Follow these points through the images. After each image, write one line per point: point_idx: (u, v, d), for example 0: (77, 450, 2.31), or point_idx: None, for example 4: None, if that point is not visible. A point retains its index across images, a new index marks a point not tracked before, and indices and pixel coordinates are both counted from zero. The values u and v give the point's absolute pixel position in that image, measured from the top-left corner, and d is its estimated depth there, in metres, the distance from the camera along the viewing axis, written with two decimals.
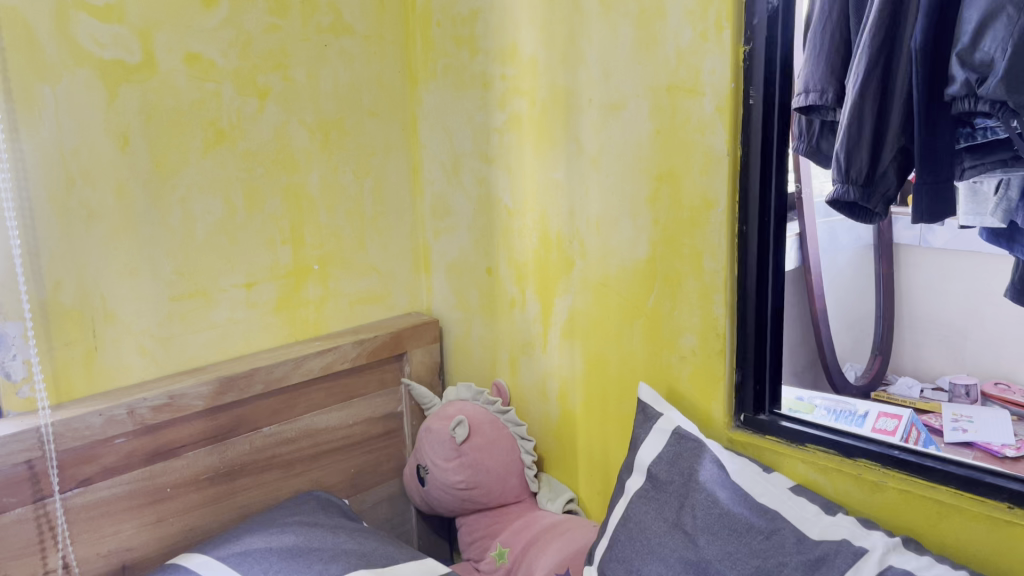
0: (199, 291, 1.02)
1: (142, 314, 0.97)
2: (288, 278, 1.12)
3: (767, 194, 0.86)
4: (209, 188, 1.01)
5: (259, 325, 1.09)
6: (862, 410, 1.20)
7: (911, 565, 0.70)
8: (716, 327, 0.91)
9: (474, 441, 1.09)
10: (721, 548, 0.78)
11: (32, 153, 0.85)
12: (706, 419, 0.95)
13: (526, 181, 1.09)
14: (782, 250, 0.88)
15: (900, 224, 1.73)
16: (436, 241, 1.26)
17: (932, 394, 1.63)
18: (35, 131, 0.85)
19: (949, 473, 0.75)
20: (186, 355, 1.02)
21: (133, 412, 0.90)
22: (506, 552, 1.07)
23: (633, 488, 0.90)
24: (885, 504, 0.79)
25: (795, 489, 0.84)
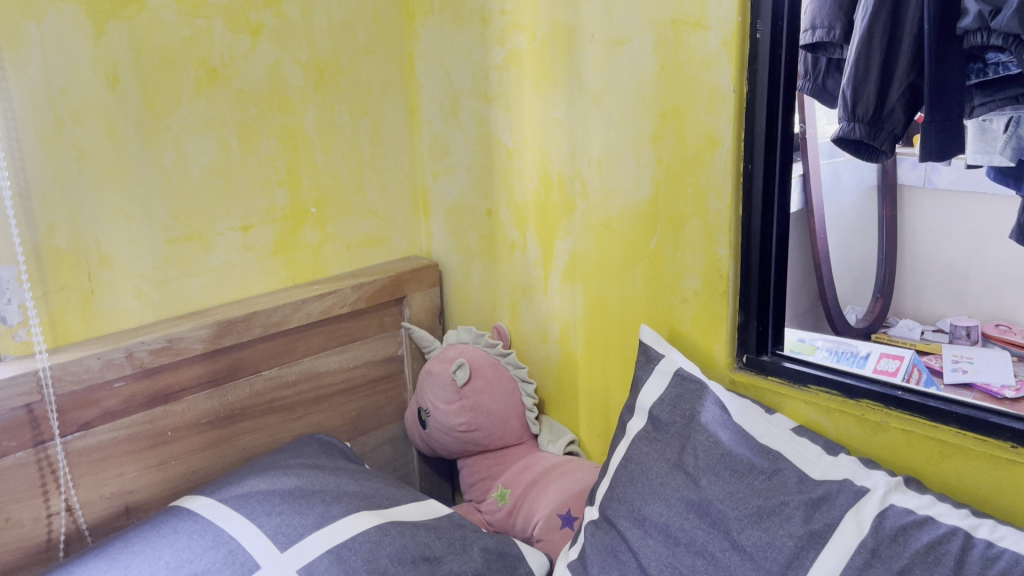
0: (195, 234, 1.01)
1: (138, 258, 0.96)
2: (285, 221, 1.10)
3: (773, 131, 0.84)
4: (203, 128, 0.99)
5: (257, 269, 1.08)
6: (863, 351, 1.20)
7: (912, 504, 0.71)
8: (719, 268, 0.90)
9: (474, 384, 1.09)
10: (722, 487, 0.78)
11: (19, 93, 0.83)
12: (708, 360, 0.94)
13: (527, 121, 1.07)
14: (788, 190, 0.87)
15: (904, 164, 1.70)
16: (435, 183, 1.24)
17: (932, 335, 1.63)
18: (21, 69, 0.83)
19: (952, 413, 0.74)
20: (184, 299, 1.01)
21: (132, 356, 0.89)
22: (508, 493, 1.07)
23: (634, 429, 0.90)
24: (887, 444, 0.79)
25: (798, 430, 0.84)
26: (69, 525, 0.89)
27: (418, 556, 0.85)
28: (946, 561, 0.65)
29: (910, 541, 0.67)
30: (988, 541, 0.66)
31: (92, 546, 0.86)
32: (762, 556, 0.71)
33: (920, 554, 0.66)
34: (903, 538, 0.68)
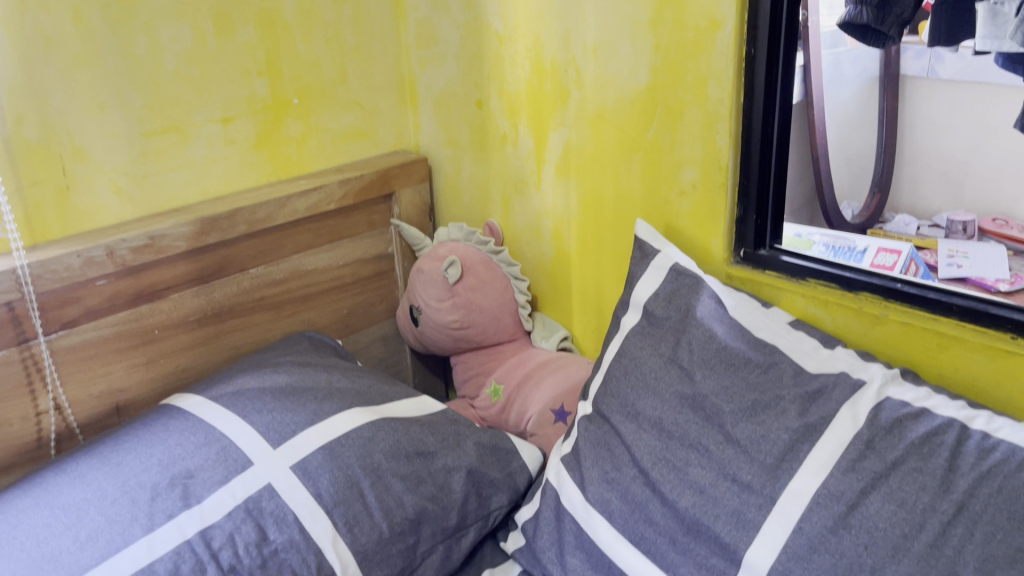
0: (173, 127, 0.96)
1: (114, 152, 0.92)
2: (267, 113, 1.06)
3: (779, 11, 0.79)
4: (175, 13, 0.93)
5: (239, 164, 1.04)
6: (861, 246, 1.19)
7: (908, 397, 0.71)
8: (719, 159, 0.87)
9: (467, 281, 1.08)
10: (718, 382, 0.77)
11: None
12: (705, 254, 0.93)
13: (518, 4, 1.02)
14: (792, 75, 0.83)
15: (908, 54, 1.64)
16: (423, 72, 1.19)
17: (929, 231, 1.61)
18: None
19: (952, 305, 0.73)
20: (165, 195, 0.98)
21: (113, 253, 0.87)
22: (501, 389, 1.07)
23: (628, 325, 0.89)
24: (885, 337, 0.78)
25: (794, 324, 0.83)
26: (59, 423, 0.88)
27: (412, 452, 0.86)
28: (940, 452, 0.65)
29: (905, 433, 0.67)
30: (984, 432, 0.66)
31: (83, 443, 0.85)
32: (756, 449, 0.71)
33: (914, 446, 0.66)
34: (898, 430, 0.68)
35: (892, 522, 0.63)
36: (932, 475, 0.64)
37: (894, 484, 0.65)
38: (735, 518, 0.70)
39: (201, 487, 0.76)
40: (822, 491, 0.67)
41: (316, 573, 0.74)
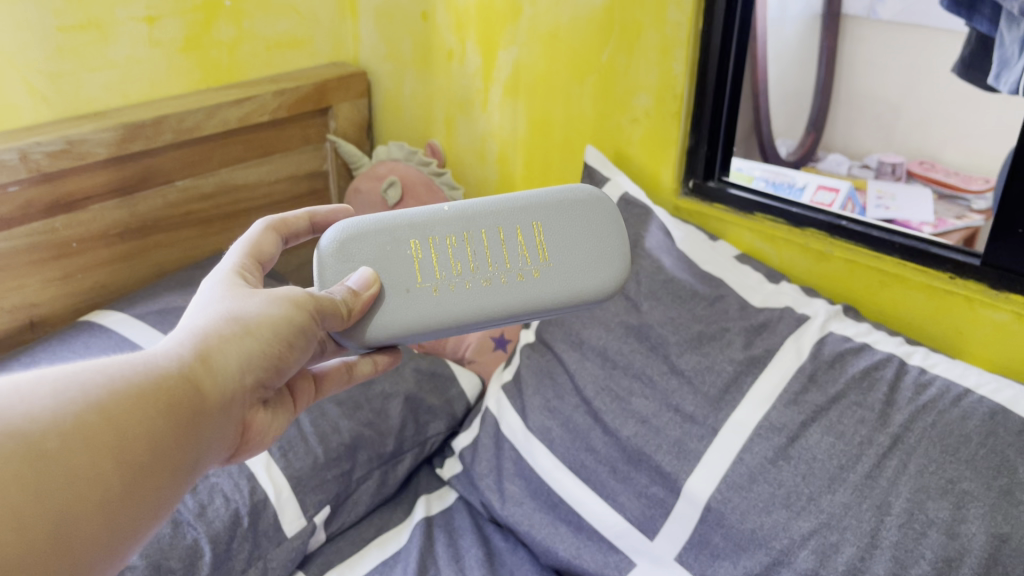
0: (92, 23, 0.90)
1: (27, 45, 0.85)
2: (196, 14, 0.99)
3: (733, 11, 0.81)
4: None
5: (165, 66, 0.98)
6: (800, 183, 1.22)
7: (849, 332, 0.72)
8: (674, 87, 0.86)
9: (406, 203, 1.05)
10: (664, 313, 0.77)
11: None
12: (654, 183, 0.93)
13: None
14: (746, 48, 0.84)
15: None
16: None
17: (858, 172, 1.79)
18: None
19: (894, 243, 0.74)
20: (81, 97, 0.92)
21: (26, 158, 0.82)
22: None
23: None
24: (828, 273, 0.79)
25: (740, 258, 0.83)
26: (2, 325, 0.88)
27: None
28: (880, 387, 0.66)
29: (847, 367, 0.68)
30: (921, 367, 0.67)
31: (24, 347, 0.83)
32: (700, 380, 0.72)
33: (854, 380, 0.67)
34: (839, 365, 0.68)
35: (829, 454, 0.64)
36: (870, 409, 0.65)
37: (834, 418, 0.65)
38: (677, 449, 0.70)
39: None
40: (764, 423, 0.67)
41: (250, 498, 0.73)
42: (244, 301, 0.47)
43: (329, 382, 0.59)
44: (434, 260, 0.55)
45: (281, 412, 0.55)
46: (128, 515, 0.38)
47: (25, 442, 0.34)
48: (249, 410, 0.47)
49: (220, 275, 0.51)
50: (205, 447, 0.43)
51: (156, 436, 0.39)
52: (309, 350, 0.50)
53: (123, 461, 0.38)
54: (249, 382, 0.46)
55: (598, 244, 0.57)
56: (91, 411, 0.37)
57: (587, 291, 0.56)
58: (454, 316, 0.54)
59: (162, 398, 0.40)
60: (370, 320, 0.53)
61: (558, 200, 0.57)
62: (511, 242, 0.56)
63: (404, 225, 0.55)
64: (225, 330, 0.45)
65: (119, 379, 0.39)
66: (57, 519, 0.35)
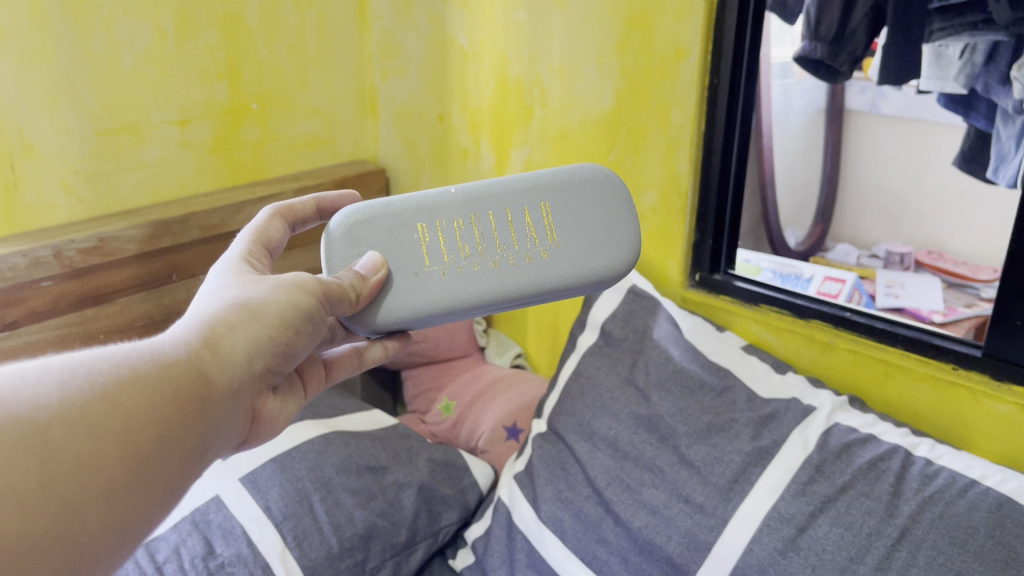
0: (128, 127, 0.95)
1: (66, 150, 0.90)
2: (224, 117, 1.05)
3: (734, 115, 0.85)
4: (135, 12, 0.92)
5: (194, 166, 1.03)
6: (808, 273, 1.25)
7: (856, 423, 0.73)
8: (679, 184, 0.90)
9: None
10: (673, 404, 0.79)
11: None
12: (662, 276, 0.96)
13: (484, 22, 1.04)
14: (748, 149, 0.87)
15: (853, 90, 1.86)
16: (384, 83, 1.19)
17: (867, 261, 1.82)
18: None
19: (897, 335, 0.76)
20: (114, 196, 0.96)
21: (60, 254, 0.87)
22: (453, 405, 1.06)
23: (585, 344, 0.91)
24: (834, 364, 0.81)
25: (747, 348, 0.85)
26: None
27: (364, 466, 0.85)
28: (886, 478, 0.67)
29: (853, 458, 0.69)
30: (927, 459, 0.68)
31: None
32: (710, 470, 0.73)
33: (861, 471, 0.68)
34: (846, 455, 0.69)
35: (839, 545, 0.63)
36: (878, 499, 0.65)
37: (843, 508, 0.66)
38: (688, 540, 0.70)
39: None
40: (772, 514, 0.67)
41: None
42: (252, 286, 0.46)
43: (340, 368, 0.57)
44: (442, 243, 0.55)
45: (292, 398, 0.52)
46: (133, 505, 0.37)
47: (28, 429, 0.33)
48: (260, 396, 0.46)
49: (227, 262, 0.51)
50: (215, 434, 0.42)
51: (163, 423, 0.38)
52: (317, 336, 0.49)
53: (127, 450, 0.36)
54: (259, 368, 0.45)
55: (607, 224, 0.57)
56: (93, 397, 0.36)
57: (597, 271, 0.56)
58: (463, 298, 0.54)
59: (169, 383, 0.39)
60: (380, 303, 0.54)
61: (566, 180, 0.58)
62: (520, 222, 0.56)
63: (411, 209, 0.56)
64: (234, 315, 0.44)
65: (123, 365, 0.38)
66: (61, 508, 0.34)
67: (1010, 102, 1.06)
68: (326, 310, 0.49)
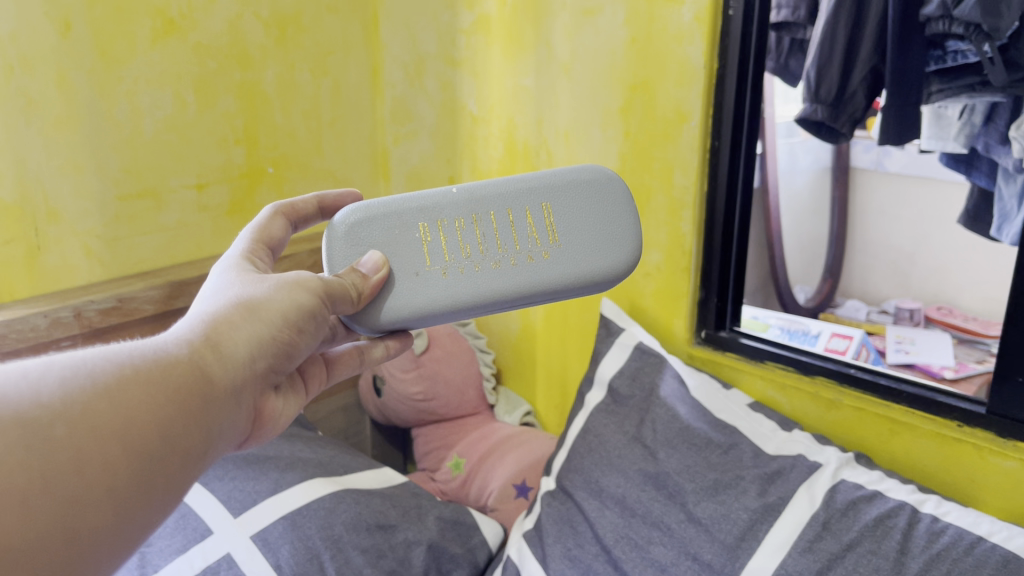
0: (148, 191, 0.98)
1: (88, 214, 0.93)
2: (241, 181, 1.08)
3: (736, 177, 0.87)
4: (158, 81, 0.96)
5: (211, 229, 1.06)
6: (814, 330, 1.26)
7: (862, 480, 0.73)
8: (683, 244, 0.92)
9: (433, 352, 1.10)
10: (680, 461, 0.79)
11: None
12: (668, 333, 0.97)
13: (494, 88, 1.08)
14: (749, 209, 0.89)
15: (858, 149, 1.89)
16: (396, 147, 1.23)
17: (877, 317, 1.83)
18: None
19: (901, 391, 0.76)
20: (133, 258, 0.99)
21: (80, 315, 0.89)
22: (463, 462, 1.07)
23: (592, 402, 0.93)
24: (840, 421, 0.81)
25: (754, 406, 0.86)
26: None
27: (374, 524, 0.85)
28: (893, 534, 0.67)
29: (860, 515, 0.69)
30: (933, 515, 0.68)
31: None
32: (717, 527, 0.73)
33: (868, 528, 0.68)
34: (853, 512, 0.69)
35: None
36: (885, 557, 0.65)
37: (850, 566, 0.66)
38: None
39: (158, 556, 0.77)
40: (779, 571, 0.67)
41: None
42: (254, 285, 0.46)
43: (341, 367, 0.59)
44: (444, 243, 0.56)
45: (292, 399, 0.52)
46: (135, 507, 0.35)
47: (28, 425, 0.32)
48: (261, 397, 0.45)
49: (229, 260, 0.50)
50: (217, 435, 0.41)
51: (166, 421, 0.37)
52: (319, 336, 0.48)
53: (129, 450, 0.35)
54: (261, 367, 0.44)
55: (608, 225, 0.57)
56: (94, 396, 0.35)
57: (598, 273, 0.56)
58: (464, 299, 0.55)
59: (172, 381, 0.38)
60: (382, 304, 0.54)
61: (567, 180, 0.58)
62: (521, 223, 0.56)
63: (413, 208, 0.56)
64: (235, 312, 0.43)
65: (124, 363, 0.37)
66: (63, 509, 0.32)
67: (1010, 161, 1.08)
68: (328, 310, 0.49)
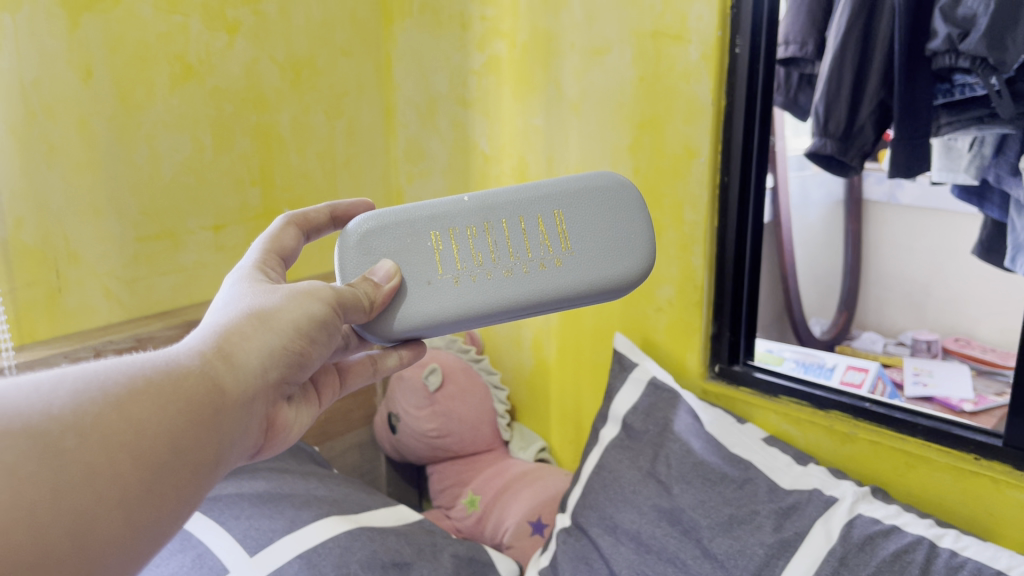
0: (166, 232, 1.00)
1: (108, 256, 0.95)
2: (257, 221, 1.10)
3: (746, 211, 0.88)
4: (176, 125, 0.98)
5: (228, 268, 1.08)
6: (830, 363, 1.26)
7: (879, 513, 0.72)
8: (694, 278, 0.92)
9: (446, 390, 1.10)
10: (695, 496, 0.79)
11: None
12: (682, 367, 0.97)
13: (504, 127, 1.09)
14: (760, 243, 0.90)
15: (870, 181, 1.90)
16: (410, 185, 1.25)
17: (894, 349, 1.82)
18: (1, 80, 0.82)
19: (917, 424, 0.76)
20: (152, 298, 1.01)
21: (99, 355, 0.91)
22: (478, 499, 1.07)
23: (606, 438, 0.92)
24: (855, 454, 0.81)
25: (768, 440, 0.85)
26: None
27: (388, 562, 0.85)
28: (912, 569, 0.66)
29: (877, 549, 0.68)
30: (952, 550, 0.67)
31: None
32: (733, 563, 0.72)
33: (885, 563, 0.67)
34: (870, 547, 0.69)
35: None
36: None
37: None
38: None
39: None
40: None
41: None
42: (265, 296, 0.46)
43: (354, 375, 0.59)
44: (456, 251, 0.56)
45: (305, 408, 0.53)
46: (147, 518, 0.36)
47: (39, 439, 0.32)
48: (273, 406, 0.46)
49: (242, 269, 0.51)
50: (230, 444, 0.41)
51: (178, 432, 0.37)
52: (332, 345, 0.49)
53: (140, 462, 0.35)
54: (272, 378, 0.44)
55: (620, 231, 0.58)
56: (106, 409, 0.35)
57: (610, 279, 0.57)
58: (475, 307, 0.55)
59: (183, 392, 0.38)
60: (395, 313, 0.55)
61: (580, 187, 0.58)
62: (533, 231, 0.57)
63: (425, 216, 0.57)
64: (247, 323, 0.44)
65: (136, 376, 0.37)
66: (73, 521, 0.32)
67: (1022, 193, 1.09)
68: (339, 319, 0.49)
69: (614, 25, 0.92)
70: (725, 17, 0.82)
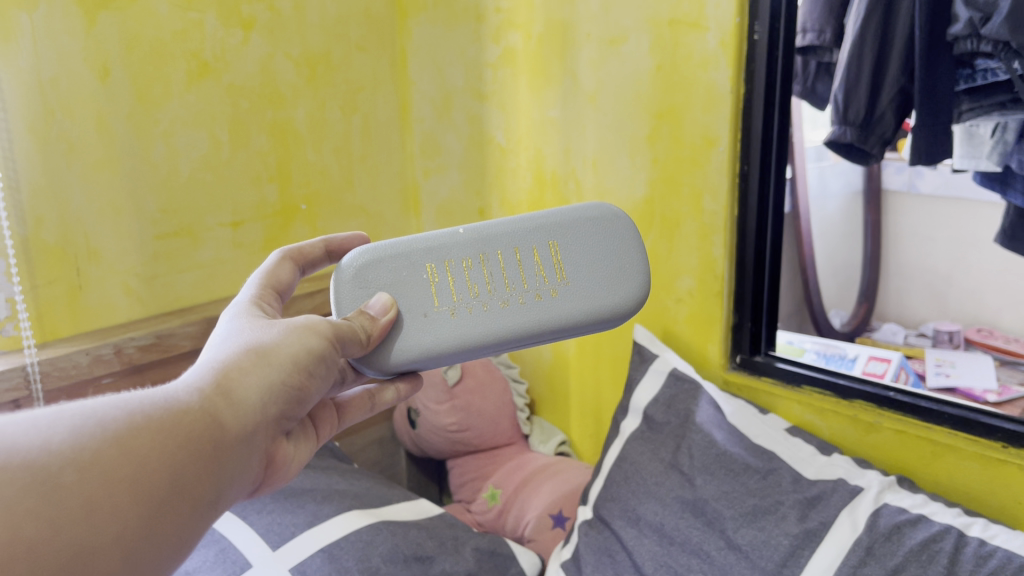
0: (184, 230, 1.00)
1: (127, 253, 0.95)
2: (275, 218, 1.10)
3: (766, 199, 0.87)
4: (193, 122, 0.98)
5: (247, 265, 1.08)
6: (851, 353, 1.25)
7: (905, 503, 0.71)
8: (714, 268, 0.92)
9: (466, 383, 1.10)
10: (718, 487, 0.79)
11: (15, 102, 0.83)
12: (703, 359, 0.97)
13: (521, 120, 1.09)
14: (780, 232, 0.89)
15: (889, 171, 1.88)
16: (427, 180, 1.25)
17: (915, 339, 1.80)
18: (19, 80, 0.83)
19: (943, 413, 0.75)
20: (172, 295, 1.01)
21: (120, 351, 0.91)
22: (499, 493, 1.06)
23: (628, 430, 0.92)
24: (880, 444, 0.80)
25: (791, 430, 0.84)
26: None
27: (410, 556, 0.85)
28: (940, 558, 0.65)
29: (905, 539, 0.68)
30: (981, 539, 0.66)
31: None
32: (758, 554, 0.72)
33: (913, 553, 0.66)
34: (896, 537, 0.68)
35: None
36: None
37: None
38: None
39: None
40: None
41: None
42: (263, 332, 0.46)
43: (353, 412, 0.59)
44: (452, 284, 0.56)
45: (303, 444, 0.53)
46: (147, 554, 0.35)
47: (38, 473, 0.32)
48: (272, 443, 0.46)
49: (238, 305, 0.51)
50: (230, 482, 0.41)
51: (177, 469, 0.37)
52: (329, 380, 0.49)
53: (139, 497, 0.35)
54: (272, 412, 0.44)
55: (615, 262, 0.58)
56: (105, 445, 0.35)
57: (605, 310, 0.57)
58: (472, 339, 0.55)
59: (182, 429, 0.38)
60: (391, 347, 0.54)
61: (573, 218, 0.58)
62: (528, 262, 0.57)
63: (419, 250, 0.56)
64: (246, 359, 0.44)
65: (135, 412, 0.37)
66: (75, 553, 0.32)
67: None
68: (337, 353, 0.49)
69: (631, 14, 0.91)
70: (744, 3, 0.81)
